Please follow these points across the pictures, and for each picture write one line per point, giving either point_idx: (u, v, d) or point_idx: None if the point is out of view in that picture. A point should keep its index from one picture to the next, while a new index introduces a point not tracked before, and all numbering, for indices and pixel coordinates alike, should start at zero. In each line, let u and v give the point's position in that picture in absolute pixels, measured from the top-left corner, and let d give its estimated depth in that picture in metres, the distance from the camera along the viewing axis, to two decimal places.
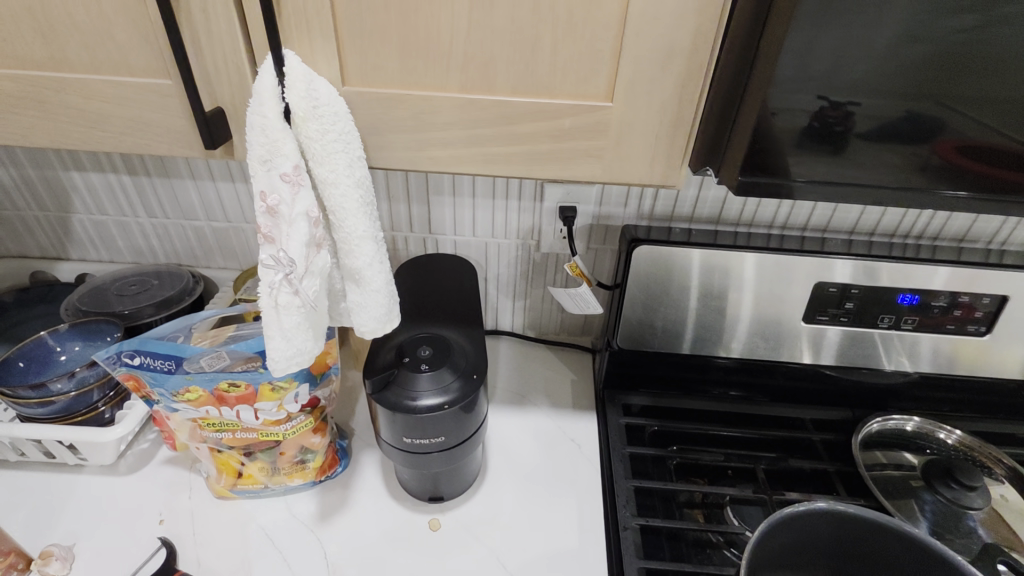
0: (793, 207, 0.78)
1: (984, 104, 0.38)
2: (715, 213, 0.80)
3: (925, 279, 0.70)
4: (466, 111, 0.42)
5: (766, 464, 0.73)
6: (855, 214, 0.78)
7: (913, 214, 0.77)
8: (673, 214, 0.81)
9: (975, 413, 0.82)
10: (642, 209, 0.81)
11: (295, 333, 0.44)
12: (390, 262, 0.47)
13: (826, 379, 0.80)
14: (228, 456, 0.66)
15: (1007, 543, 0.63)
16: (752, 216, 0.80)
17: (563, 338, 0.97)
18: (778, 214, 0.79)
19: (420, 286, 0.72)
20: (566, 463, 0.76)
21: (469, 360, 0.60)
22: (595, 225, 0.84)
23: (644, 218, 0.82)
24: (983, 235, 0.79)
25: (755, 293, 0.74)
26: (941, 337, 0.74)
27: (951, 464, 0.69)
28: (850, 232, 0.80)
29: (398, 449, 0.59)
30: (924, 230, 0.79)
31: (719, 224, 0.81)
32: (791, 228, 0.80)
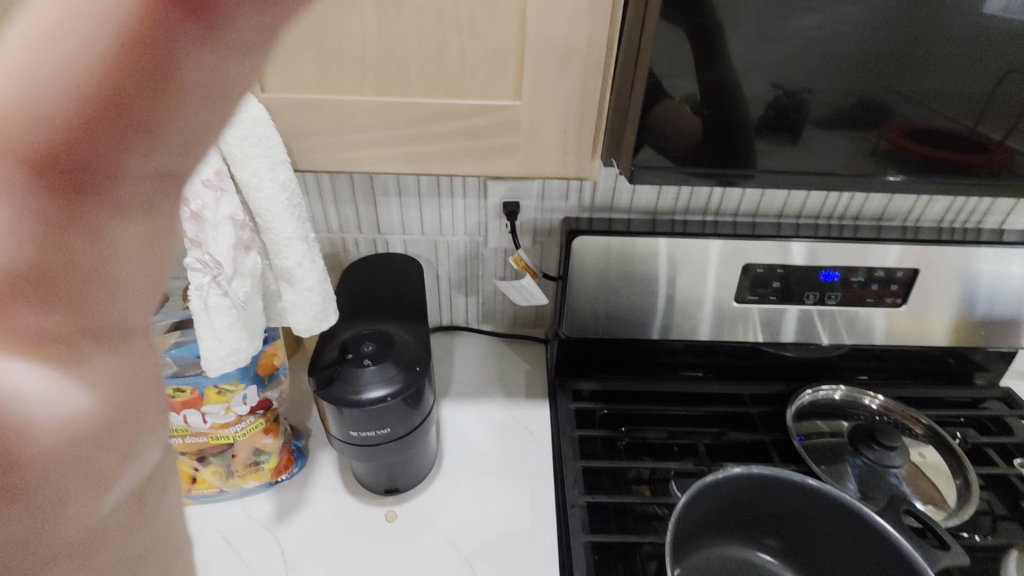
0: (724, 194, 0.82)
1: (927, 94, 0.44)
2: (652, 203, 0.84)
3: (844, 256, 0.76)
4: (384, 114, 0.44)
5: (709, 439, 0.77)
6: (781, 198, 0.83)
7: (834, 195, 0.82)
8: (612, 205, 0.85)
9: (900, 378, 0.87)
10: (582, 202, 0.85)
11: (227, 333, 0.45)
12: (321, 261, 0.49)
13: (761, 355, 0.85)
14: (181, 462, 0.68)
15: (925, 496, 0.70)
16: (686, 204, 0.84)
17: (517, 331, 1.00)
18: (711, 201, 0.84)
19: (366, 285, 0.73)
20: (520, 449, 0.79)
21: (413, 353, 0.62)
22: (540, 219, 0.87)
23: (586, 210, 0.86)
24: (898, 213, 0.84)
25: (693, 278, 0.78)
26: (862, 310, 0.79)
27: (874, 427, 0.74)
28: (778, 215, 0.85)
29: (346, 443, 0.60)
30: (845, 211, 0.84)
31: (656, 213, 0.85)
32: (724, 214, 0.85)
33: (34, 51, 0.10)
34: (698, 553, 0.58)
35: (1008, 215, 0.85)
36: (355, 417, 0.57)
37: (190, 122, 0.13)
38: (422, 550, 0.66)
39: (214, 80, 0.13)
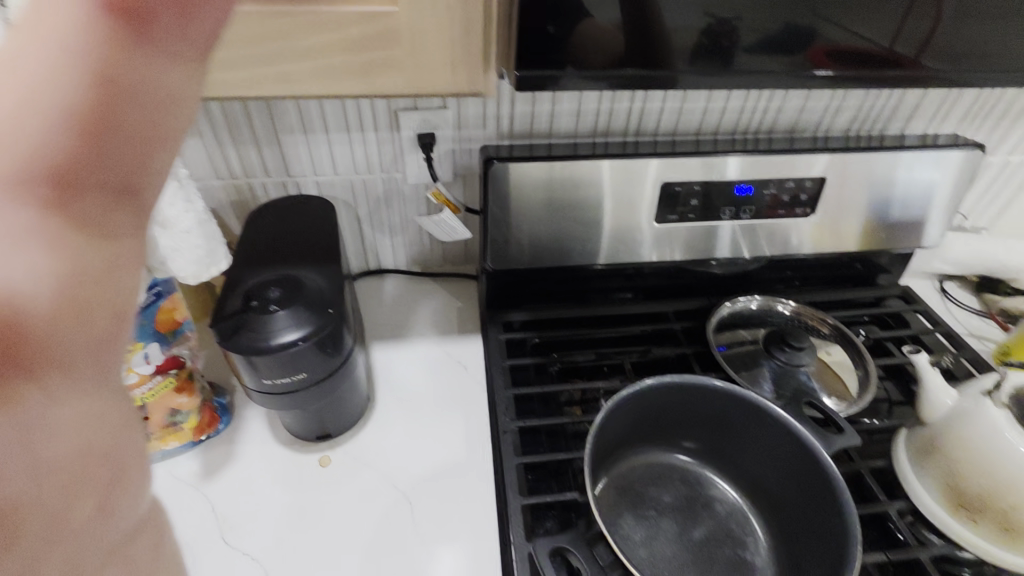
0: (642, 114, 0.81)
1: (848, 12, 0.46)
2: (572, 127, 0.82)
3: (759, 170, 0.77)
4: (242, 27, 0.39)
5: (635, 358, 0.80)
6: (699, 115, 0.82)
7: (750, 109, 0.82)
8: (532, 131, 0.82)
9: (809, 286, 0.92)
10: (501, 129, 0.81)
11: None
12: (197, 199, 0.45)
13: (683, 273, 0.87)
14: None
15: (829, 389, 0.75)
16: (606, 126, 0.82)
17: (447, 269, 0.98)
18: (631, 121, 0.82)
19: (272, 230, 0.69)
20: (454, 384, 0.79)
21: (324, 295, 0.59)
22: (458, 150, 0.83)
23: (505, 137, 0.82)
24: (809, 124, 0.86)
25: (616, 201, 0.77)
26: (776, 222, 0.82)
27: (786, 331, 0.79)
28: (697, 133, 0.85)
29: (264, 393, 0.58)
30: (760, 125, 0.85)
31: (577, 138, 0.83)
32: (644, 134, 0.84)
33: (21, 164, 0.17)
34: (620, 460, 0.63)
35: (910, 121, 0.88)
36: (268, 367, 0.55)
37: (117, 165, 0.19)
38: (358, 490, 0.67)
39: (161, 116, 0.20)
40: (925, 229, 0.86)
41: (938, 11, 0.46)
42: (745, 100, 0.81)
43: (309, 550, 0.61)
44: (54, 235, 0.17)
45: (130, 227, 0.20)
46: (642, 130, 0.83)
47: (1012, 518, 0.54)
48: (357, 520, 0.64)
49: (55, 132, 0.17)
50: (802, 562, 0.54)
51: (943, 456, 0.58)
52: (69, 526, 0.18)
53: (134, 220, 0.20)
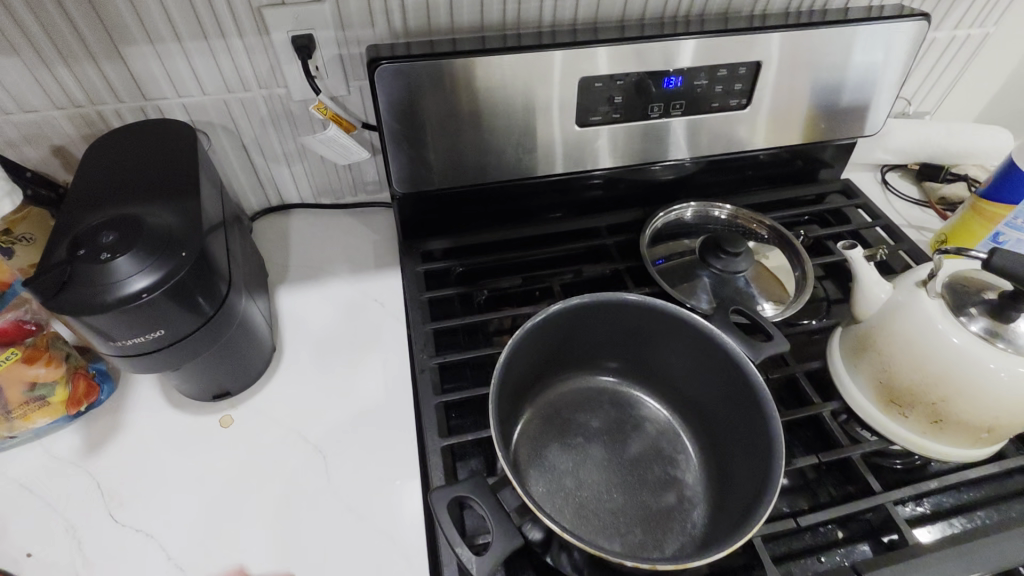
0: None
1: None
2: (477, 19, 0.70)
3: (690, 57, 0.68)
4: None
5: (565, 278, 0.74)
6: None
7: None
8: (431, 27, 0.70)
9: (749, 188, 0.87)
10: (393, 26, 0.69)
11: None
12: None
13: (617, 183, 0.80)
14: None
15: (767, 292, 0.71)
16: (517, 17, 0.71)
17: (361, 199, 0.88)
18: (545, 9, 0.71)
19: (117, 164, 0.57)
20: (370, 323, 0.72)
21: (173, 235, 0.49)
22: (347, 55, 0.71)
23: (400, 37, 0.70)
24: (745, 4, 0.76)
25: (531, 102, 0.68)
26: (709, 116, 0.74)
27: (721, 236, 0.73)
28: (620, 21, 0.74)
29: (121, 357, 0.50)
30: (691, 8, 0.75)
31: (485, 33, 0.72)
32: (561, 25, 0.73)
33: None
34: (547, 388, 0.59)
35: None
36: (115, 326, 0.46)
37: None
38: (266, 447, 0.61)
39: None
40: (868, 116, 0.80)
41: None
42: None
43: (211, 518, 0.56)
44: None
45: None
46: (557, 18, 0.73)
47: (941, 411, 0.52)
48: (266, 481, 0.58)
49: None
50: (729, 477, 0.51)
51: (877, 352, 0.56)
52: None
53: None
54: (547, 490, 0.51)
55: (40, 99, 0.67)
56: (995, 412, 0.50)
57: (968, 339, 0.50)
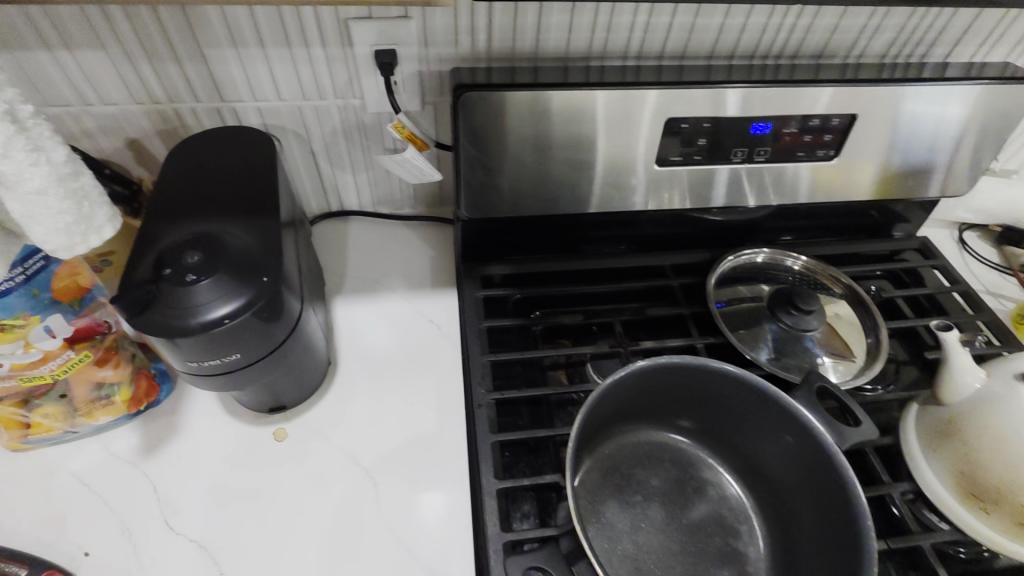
0: (647, 30, 0.67)
1: None
2: (562, 46, 0.68)
3: (782, 104, 0.65)
4: None
5: (626, 317, 0.72)
6: (714, 33, 0.69)
7: (774, 28, 0.69)
8: (515, 52, 0.68)
9: (820, 237, 0.84)
10: (477, 47, 0.67)
11: None
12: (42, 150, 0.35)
13: (686, 222, 0.78)
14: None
15: (834, 354, 0.69)
16: (604, 46, 0.68)
17: (420, 212, 0.87)
18: (633, 41, 0.68)
19: (197, 172, 0.57)
20: (425, 345, 0.71)
21: (254, 258, 0.49)
22: (426, 72, 0.69)
23: (482, 58, 0.68)
24: (841, 49, 0.73)
25: (613, 138, 0.65)
26: (794, 164, 0.71)
27: (794, 290, 0.71)
28: (709, 58, 0.71)
29: (195, 375, 0.49)
30: (784, 48, 0.72)
31: (569, 61, 0.69)
32: (647, 57, 0.70)
33: None
34: (607, 439, 0.57)
35: (957, 45, 0.75)
36: (194, 348, 0.46)
37: None
38: (318, 466, 0.61)
39: None
40: (959, 176, 0.76)
41: None
42: (769, 16, 0.68)
43: (263, 536, 0.56)
44: None
45: None
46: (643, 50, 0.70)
47: None
48: (317, 503, 0.58)
49: None
50: (800, 562, 0.50)
51: (961, 440, 0.53)
52: None
53: None
54: (605, 551, 0.50)
55: (120, 93, 0.67)
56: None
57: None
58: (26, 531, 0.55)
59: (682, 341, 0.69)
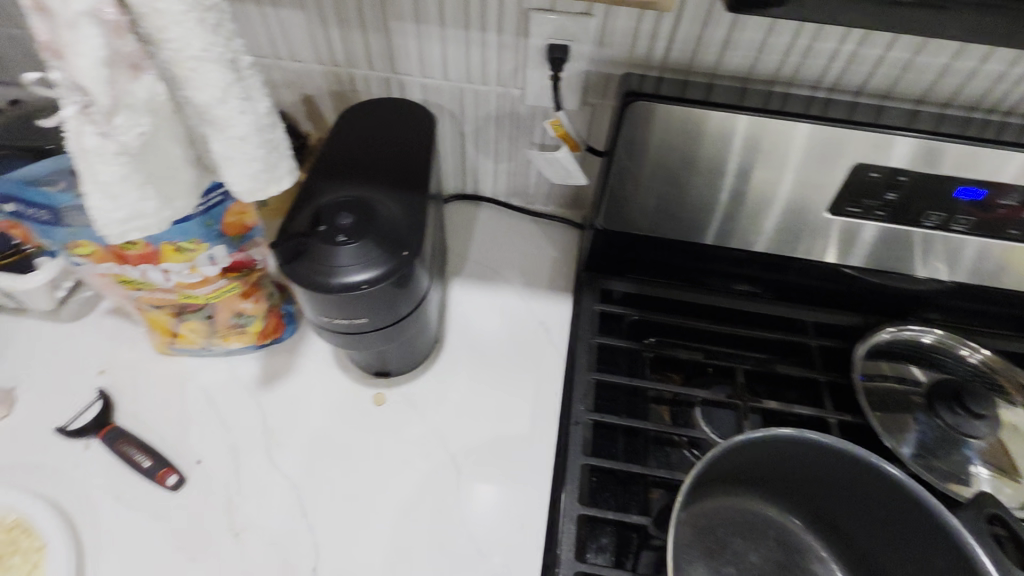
0: (851, 61, 0.59)
1: None
2: (747, 66, 0.62)
3: (1007, 170, 0.55)
4: None
5: (750, 366, 0.66)
6: (933, 74, 0.59)
7: (1013, 78, 0.58)
8: (692, 65, 0.64)
9: (1007, 330, 0.71)
10: (652, 55, 0.64)
11: (124, 187, 0.37)
12: (252, 98, 0.38)
13: (842, 279, 0.69)
14: (159, 316, 0.62)
15: (1001, 473, 0.57)
16: (794, 72, 0.62)
17: (549, 210, 0.86)
18: (830, 70, 0.61)
19: (360, 137, 0.60)
20: (530, 345, 0.70)
21: (398, 231, 0.50)
22: (593, 72, 0.67)
23: (654, 67, 0.65)
24: None
25: (783, 175, 0.59)
26: (1000, 241, 0.60)
27: (966, 387, 0.60)
28: (918, 102, 0.62)
29: (322, 328, 0.52)
30: (1020, 104, 0.60)
31: (749, 82, 0.64)
32: (841, 91, 0.63)
33: None
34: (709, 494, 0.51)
35: None
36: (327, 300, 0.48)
37: None
38: (405, 440, 0.62)
39: None
40: None
41: None
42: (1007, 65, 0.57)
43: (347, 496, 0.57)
44: None
45: None
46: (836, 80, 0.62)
47: None
48: (399, 477, 0.59)
49: None
50: None
51: None
52: None
53: None
54: None
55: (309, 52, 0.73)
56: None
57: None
58: (156, 426, 0.62)
59: (811, 411, 0.61)
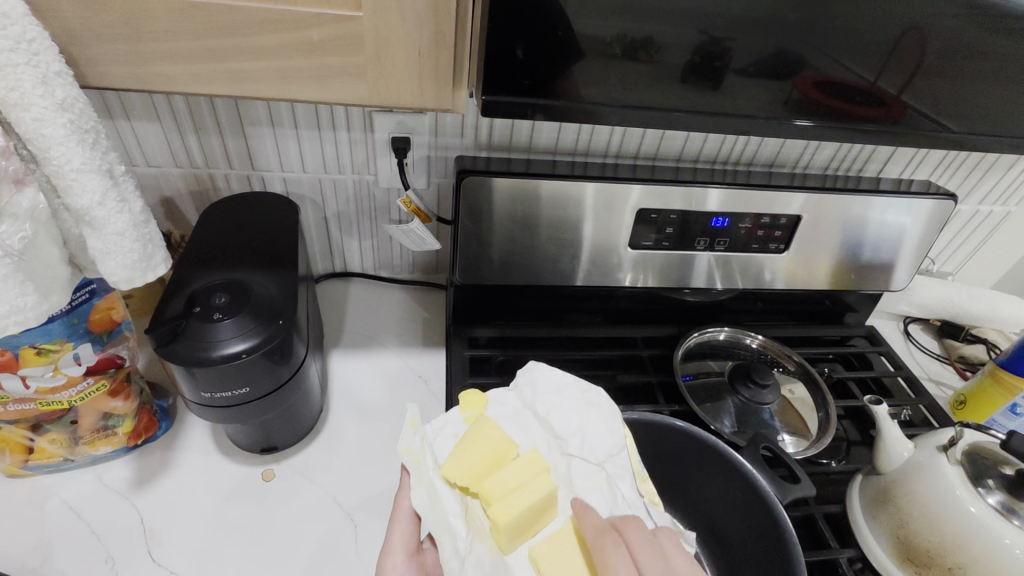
0: (623, 140, 1.17)
1: (844, 57, 0.68)
2: (550, 142, 1.16)
3: (732, 205, 1.12)
4: (191, 18, 0.52)
5: (600, 383, 1.17)
6: (671, 146, 1.20)
7: (727, 142, 1.20)
8: (508, 141, 1.15)
9: (769, 322, 1.36)
10: (477, 139, 1.14)
11: (6, 290, 0.57)
12: (119, 203, 0.60)
13: (658, 300, 1.29)
14: (13, 434, 0.88)
15: (786, 425, 1.10)
16: (589, 146, 1.18)
17: (369, 264, 1.36)
18: (611, 145, 1.18)
19: (238, 223, 0.97)
20: (197, 534, 0.88)
21: (262, 306, 0.82)
22: (433, 157, 1.16)
23: (479, 145, 1.15)
24: (787, 160, 1.25)
25: (595, 230, 1.11)
26: (749, 252, 1.19)
27: (689, 232, 1.15)
28: (634, 157, 1.21)
29: (201, 401, 0.79)
30: (740, 156, 1.23)
31: (557, 150, 1.18)
32: (625, 154, 1.20)
33: (295, 70, 0.57)
34: None
35: (883, 164, 1.28)
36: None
37: (333, 57, 0.56)
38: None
39: (339, 67, 0.57)
40: (889, 274, 1.27)
41: (907, 64, 0.69)
42: (661, 129, 1.16)
43: None
44: (281, 58, 0.56)
45: (332, 61, 0.57)
46: (539, 141, 1.16)
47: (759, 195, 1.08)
48: None
49: (276, 53, 0.56)
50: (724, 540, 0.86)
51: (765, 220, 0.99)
52: (297, 73, 0.57)
53: (313, 65, 0.57)
54: None
55: (193, 156, 1.11)
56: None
57: (985, 509, 0.78)
58: None
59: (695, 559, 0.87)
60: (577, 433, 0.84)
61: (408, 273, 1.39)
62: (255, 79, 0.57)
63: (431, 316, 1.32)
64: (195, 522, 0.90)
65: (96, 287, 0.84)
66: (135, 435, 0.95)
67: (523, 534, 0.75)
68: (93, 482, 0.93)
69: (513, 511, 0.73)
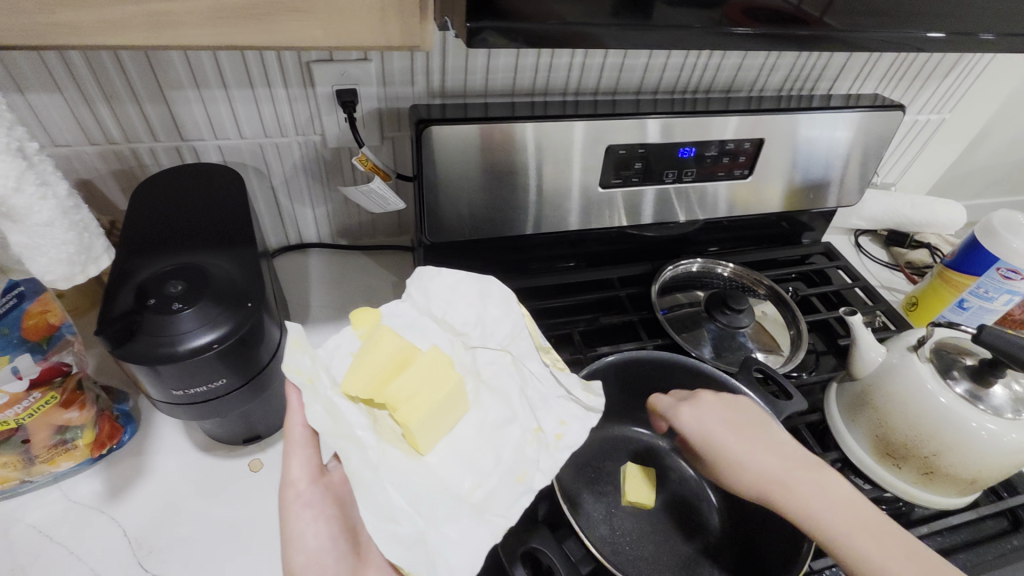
0: (582, 76, 1.12)
1: None
2: (506, 84, 1.09)
3: (696, 136, 1.10)
4: None
5: (583, 327, 1.17)
6: (629, 80, 1.16)
7: (685, 71, 1.18)
8: (462, 87, 1.08)
9: (735, 249, 1.40)
10: (429, 87, 1.06)
11: None
12: (40, 187, 0.51)
13: (630, 239, 1.28)
14: None
15: (762, 345, 1.14)
16: (548, 85, 1.12)
17: (326, 231, 1.27)
18: (570, 82, 1.13)
19: (178, 200, 0.87)
20: (190, 530, 0.84)
21: (224, 289, 0.74)
22: (385, 109, 1.08)
23: (432, 93, 1.07)
24: (744, 84, 1.24)
25: (562, 174, 1.08)
26: (715, 181, 1.19)
27: (655, 167, 1.14)
28: (595, 93, 1.16)
29: (172, 399, 0.72)
30: (698, 84, 1.21)
31: (515, 92, 1.11)
32: (585, 91, 1.15)
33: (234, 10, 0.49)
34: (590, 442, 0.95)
35: (834, 82, 1.29)
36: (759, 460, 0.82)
37: None
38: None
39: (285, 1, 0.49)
40: (845, 189, 1.31)
41: None
42: (620, 60, 1.11)
43: None
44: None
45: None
46: (494, 82, 1.09)
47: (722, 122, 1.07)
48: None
49: None
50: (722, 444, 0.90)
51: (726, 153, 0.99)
52: (235, 12, 0.49)
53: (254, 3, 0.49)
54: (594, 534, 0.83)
55: (108, 129, 0.97)
56: (979, 470, 0.84)
57: (954, 398, 0.83)
58: None
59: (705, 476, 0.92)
60: (477, 326, 0.87)
61: (369, 237, 1.31)
62: (186, 24, 0.49)
63: (401, 279, 1.27)
64: (187, 523, 0.84)
65: (24, 289, 0.76)
66: (99, 446, 0.87)
67: (436, 430, 0.78)
68: (61, 500, 0.85)
69: (421, 410, 0.76)
